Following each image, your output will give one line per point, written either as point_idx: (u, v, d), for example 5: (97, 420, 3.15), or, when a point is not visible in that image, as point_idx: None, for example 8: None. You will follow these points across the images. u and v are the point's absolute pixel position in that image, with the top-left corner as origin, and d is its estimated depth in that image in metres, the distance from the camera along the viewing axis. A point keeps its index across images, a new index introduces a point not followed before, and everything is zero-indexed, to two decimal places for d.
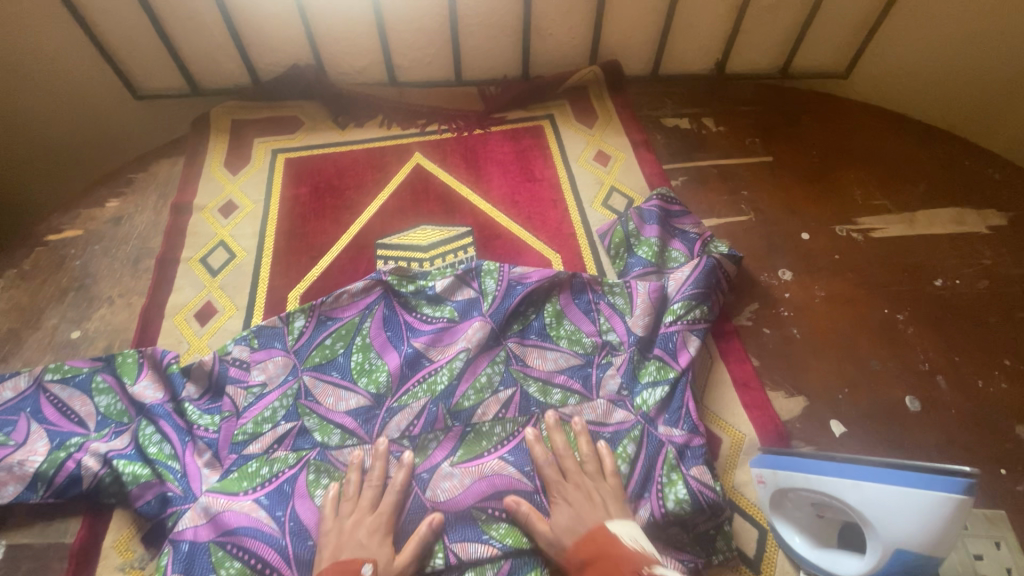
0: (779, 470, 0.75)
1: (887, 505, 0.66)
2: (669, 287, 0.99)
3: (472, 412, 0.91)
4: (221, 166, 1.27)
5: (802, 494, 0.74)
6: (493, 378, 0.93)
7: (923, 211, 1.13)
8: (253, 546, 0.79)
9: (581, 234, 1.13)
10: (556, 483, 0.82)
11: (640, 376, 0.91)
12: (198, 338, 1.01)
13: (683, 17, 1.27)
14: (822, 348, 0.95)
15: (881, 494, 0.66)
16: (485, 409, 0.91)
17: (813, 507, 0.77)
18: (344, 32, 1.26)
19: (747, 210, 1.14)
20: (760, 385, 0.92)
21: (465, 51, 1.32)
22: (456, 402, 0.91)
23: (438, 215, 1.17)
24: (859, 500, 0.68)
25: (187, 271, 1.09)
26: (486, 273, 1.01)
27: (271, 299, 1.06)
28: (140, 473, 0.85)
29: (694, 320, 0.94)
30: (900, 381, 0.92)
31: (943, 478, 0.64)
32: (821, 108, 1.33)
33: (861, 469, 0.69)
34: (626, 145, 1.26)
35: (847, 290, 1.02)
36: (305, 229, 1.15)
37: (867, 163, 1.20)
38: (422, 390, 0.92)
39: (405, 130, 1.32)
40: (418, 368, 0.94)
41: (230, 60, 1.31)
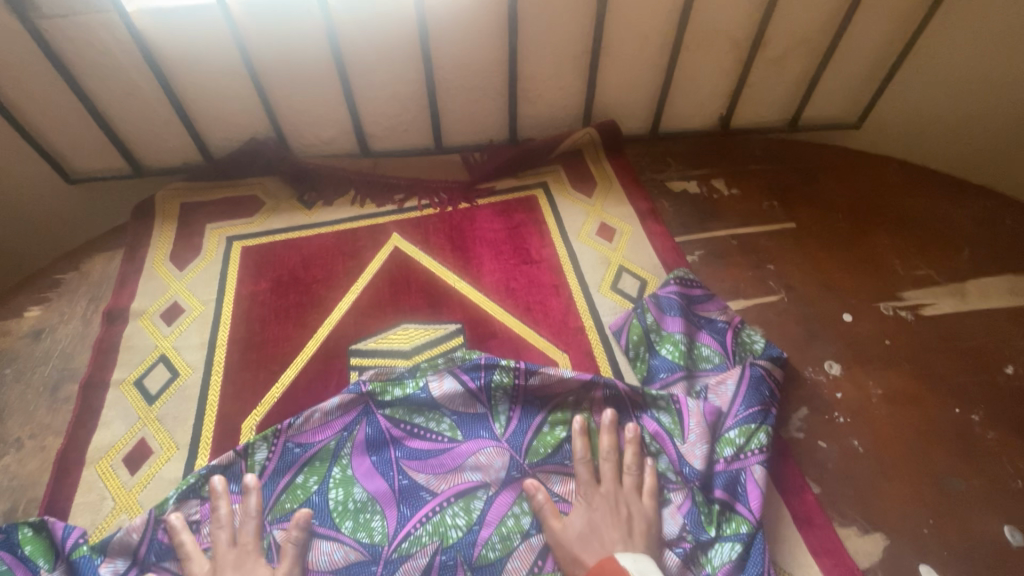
0: None
1: None
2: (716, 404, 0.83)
3: (500, 566, 0.73)
4: (165, 259, 1.09)
5: None
6: (522, 520, 0.77)
7: (974, 282, 0.99)
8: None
9: (591, 328, 0.96)
10: (586, 484, 0.75)
11: (706, 524, 0.74)
12: (128, 491, 0.82)
13: (685, 73, 1.15)
14: (891, 465, 0.79)
15: None
16: (516, 561, 0.74)
17: None
18: (308, 100, 1.12)
19: (776, 288, 1.00)
20: (826, 520, 0.75)
21: (445, 115, 1.18)
22: (479, 555, 0.74)
23: (421, 310, 0.99)
24: None
25: (118, 398, 0.90)
26: (498, 387, 0.85)
27: (221, 432, 0.87)
28: None
29: (756, 449, 0.78)
30: (991, 505, 0.76)
31: None
32: (840, 163, 1.21)
33: None
34: (632, 216, 1.12)
35: (909, 386, 0.87)
36: (264, 336, 0.97)
37: (899, 226, 1.08)
38: (426, 534, 0.75)
39: (381, 206, 1.16)
40: (417, 505, 0.77)
41: (177, 136, 1.15)
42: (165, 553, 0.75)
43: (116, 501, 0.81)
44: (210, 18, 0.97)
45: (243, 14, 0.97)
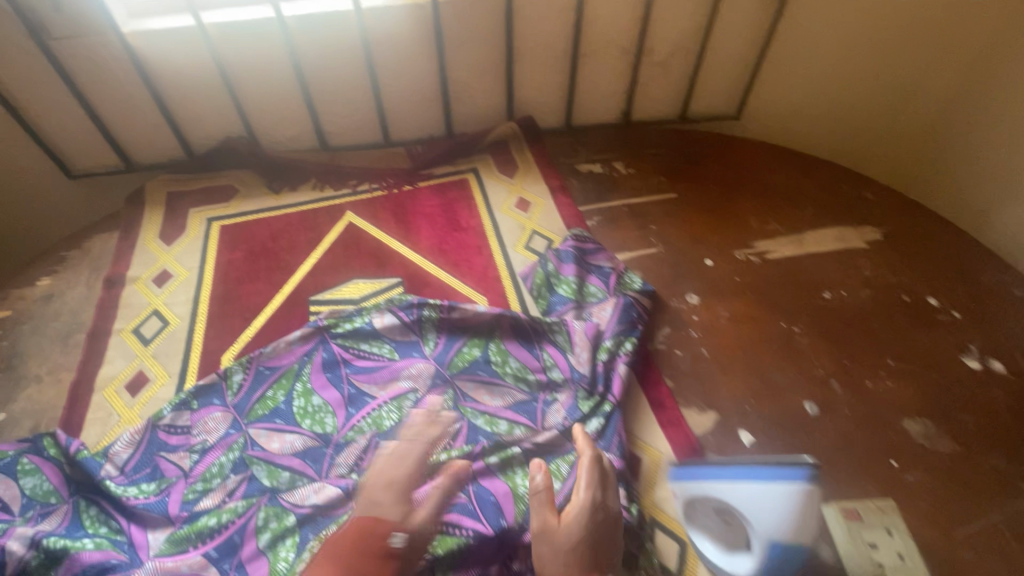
0: (684, 481, 0.83)
1: (755, 500, 0.74)
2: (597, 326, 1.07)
3: None
4: (155, 237, 1.30)
5: (703, 506, 0.81)
6: (441, 413, 0.97)
7: (811, 232, 1.25)
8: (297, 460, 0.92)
9: (506, 276, 1.19)
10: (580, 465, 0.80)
11: (579, 406, 0.96)
12: (129, 409, 1.02)
13: (586, 75, 1.41)
14: (728, 365, 1.03)
15: (749, 491, 0.75)
16: None
17: (721, 515, 0.79)
18: (274, 104, 1.35)
19: (656, 243, 1.25)
20: (675, 404, 0.98)
21: (391, 114, 1.42)
22: None
23: (369, 268, 1.22)
24: (739, 499, 0.76)
25: (118, 342, 1.11)
26: (427, 321, 1.08)
27: (204, 364, 1.08)
28: (75, 544, 0.82)
29: (625, 353, 1.01)
30: (798, 389, 1.00)
31: (788, 470, 0.75)
32: (718, 146, 1.47)
33: (735, 470, 0.78)
34: (545, 191, 1.36)
35: (749, 309, 1.11)
36: (239, 292, 1.19)
37: (759, 193, 1.34)
38: (367, 424, 0.96)
39: (338, 190, 1.39)
40: (362, 406, 0.99)
41: (164, 137, 1.37)
42: (158, 451, 0.94)
43: (120, 416, 1.01)
44: (190, 39, 1.20)
45: (218, 33, 1.20)
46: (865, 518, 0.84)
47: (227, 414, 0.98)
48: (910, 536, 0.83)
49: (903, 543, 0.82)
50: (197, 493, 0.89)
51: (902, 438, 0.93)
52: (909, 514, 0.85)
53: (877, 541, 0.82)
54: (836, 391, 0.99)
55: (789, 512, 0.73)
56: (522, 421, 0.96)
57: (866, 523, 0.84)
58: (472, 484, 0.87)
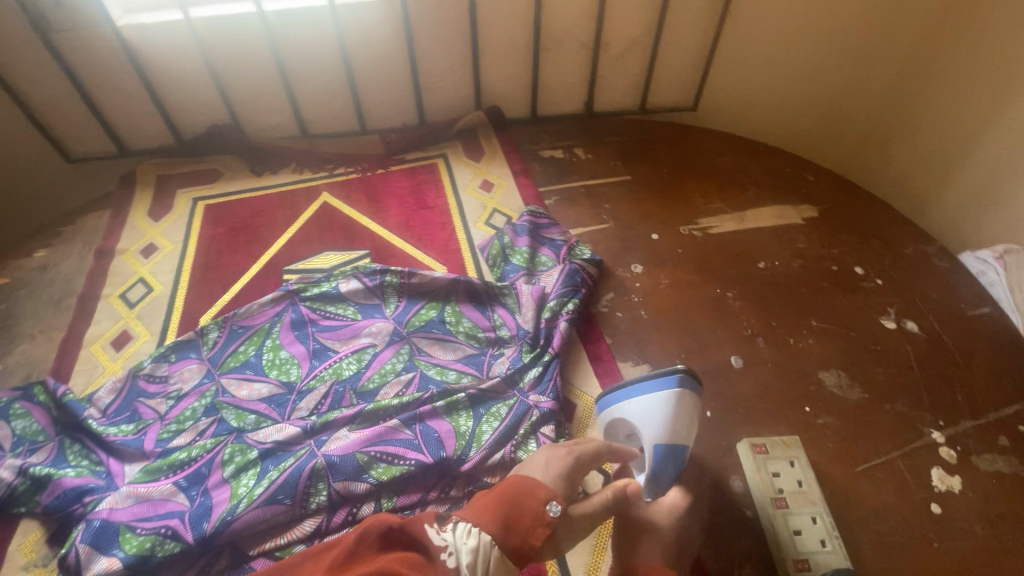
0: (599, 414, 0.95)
1: (640, 413, 0.86)
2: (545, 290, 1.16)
3: (376, 392, 1.03)
4: (144, 214, 1.40)
5: (614, 433, 0.92)
6: (396, 365, 1.06)
7: (752, 209, 1.34)
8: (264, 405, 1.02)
9: (465, 248, 1.29)
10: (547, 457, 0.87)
11: (523, 357, 1.05)
12: (114, 363, 1.11)
13: (548, 68, 1.52)
14: (664, 325, 1.12)
15: (635, 407, 0.87)
16: (388, 389, 1.03)
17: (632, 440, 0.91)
18: (257, 93, 1.45)
19: (607, 219, 1.34)
20: (612, 357, 1.07)
21: (366, 103, 1.52)
22: (362, 384, 1.04)
23: (340, 241, 1.32)
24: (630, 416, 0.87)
25: (106, 305, 1.20)
26: (389, 286, 1.17)
27: (184, 324, 1.17)
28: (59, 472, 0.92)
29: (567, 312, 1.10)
30: (726, 345, 1.08)
31: (662, 379, 0.85)
32: (673, 134, 1.57)
33: (625, 391, 0.89)
34: (508, 174, 1.46)
35: (688, 277, 1.20)
36: (219, 262, 1.28)
37: (706, 174, 1.43)
38: (328, 373, 1.05)
39: (315, 173, 1.49)
40: (325, 358, 1.08)
41: (155, 123, 1.48)
42: (138, 396, 1.04)
43: (105, 369, 1.10)
44: (179, 32, 1.31)
45: (205, 26, 1.31)
46: (771, 450, 0.93)
47: (202, 366, 1.08)
48: (810, 466, 0.92)
49: (803, 471, 0.91)
50: (171, 431, 0.99)
51: (816, 387, 1.03)
52: (813, 451, 0.95)
53: (780, 471, 0.91)
54: (761, 347, 1.08)
55: (664, 416, 0.84)
56: (470, 372, 1.05)
57: (772, 455, 0.93)
58: (418, 423, 0.97)
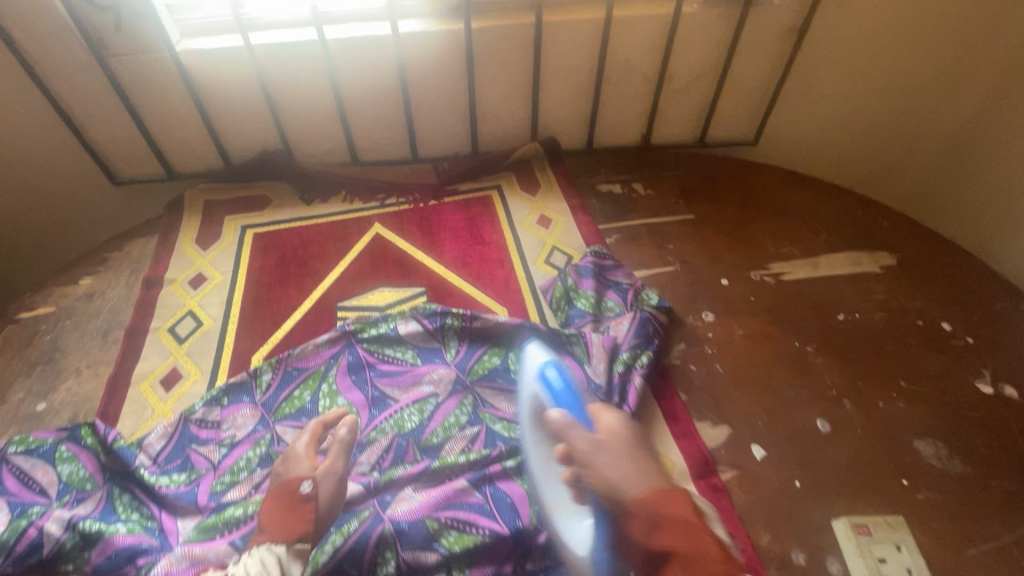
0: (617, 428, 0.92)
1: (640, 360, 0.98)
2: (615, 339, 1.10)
3: (441, 447, 0.98)
4: (192, 242, 1.36)
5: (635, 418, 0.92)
6: (460, 418, 1.01)
7: (826, 255, 1.27)
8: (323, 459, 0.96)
9: (525, 289, 1.23)
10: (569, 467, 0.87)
11: None
12: (163, 403, 1.06)
13: (608, 100, 1.47)
14: (742, 381, 1.05)
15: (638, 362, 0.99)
16: (453, 444, 0.98)
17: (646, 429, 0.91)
18: (310, 119, 1.42)
19: (673, 261, 1.28)
20: (688, 416, 1.00)
21: (419, 132, 1.48)
22: (426, 438, 0.98)
23: (394, 277, 1.27)
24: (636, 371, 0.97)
25: (154, 340, 1.16)
26: (450, 328, 1.11)
27: (234, 363, 1.12)
28: (109, 528, 0.86)
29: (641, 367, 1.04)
30: (812, 406, 1.01)
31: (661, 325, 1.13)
32: (735, 169, 1.50)
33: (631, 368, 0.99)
34: (566, 209, 1.41)
35: (764, 327, 1.14)
36: (270, 296, 1.24)
37: (774, 216, 1.37)
38: (390, 425, 1.00)
39: (366, 203, 1.45)
40: (384, 407, 1.03)
41: (205, 148, 1.44)
42: (189, 443, 1.00)
43: (154, 410, 1.05)
44: (237, 57, 1.28)
45: (263, 53, 1.27)
46: (876, 532, 0.87)
47: (254, 411, 1.03)
48: (920, 553, 0.85)
49: (911, 558, 0.85)
50: (225, 484, 0.95)
51: (912, 458, 0.95)
52: (916, 531, 0.88)
53: (886, 556, 0.85)
54: (850, 410, 1.00)
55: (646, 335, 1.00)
56: None
57: (876, 538, 0.87)
58: (487, 486, 0.92)
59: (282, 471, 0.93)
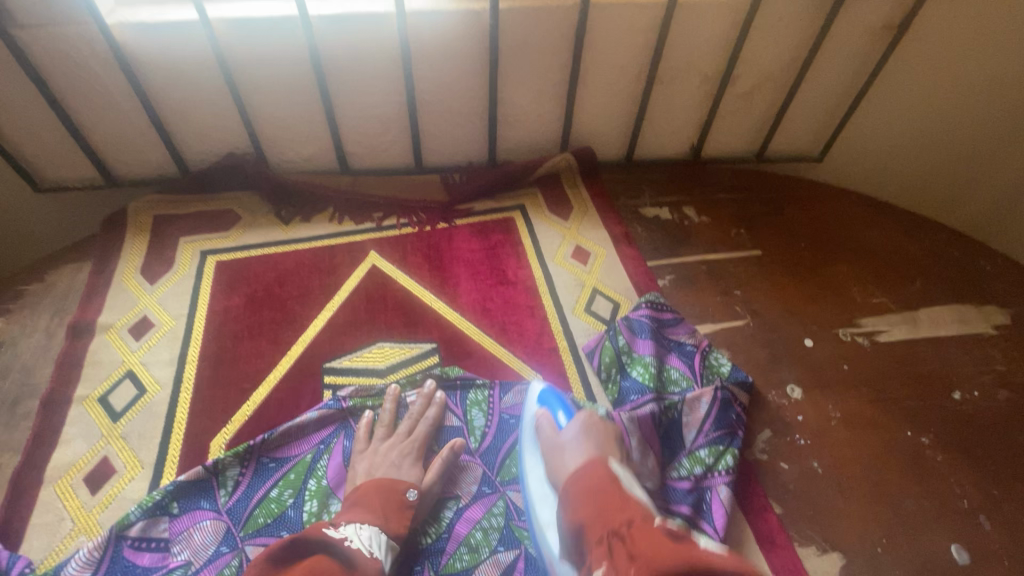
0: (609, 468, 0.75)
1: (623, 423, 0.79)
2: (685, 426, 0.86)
3: None
4: (136, 272, 1.07)
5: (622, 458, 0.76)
6: (490, 535, 0.77)
7: (926, 310, 1.05)
8: None
9: (564, 348, 0.99)
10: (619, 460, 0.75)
11: None
12: (89, 513, 0.79)
13: (659, 105, 1.20)
14: (848, 486, 0.84)
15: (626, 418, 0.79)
16: None
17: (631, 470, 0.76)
18: (288, 117, 1.12)
19: (742, 313, 1.05)
20: (788, 539, 0.78)
21: (426, 136, 1.20)
22: (446, 564, 0.75)
23: (398, 328, 1.01)
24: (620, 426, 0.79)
25: (80, 415, 0.88)
26: (474, 405, 0.89)
27: (189, 450, 0.85)
28: None
29: (725, 470, 0.81)
30: (940, 524, 0.80)
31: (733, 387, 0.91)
32: (803, 193, 1.26)
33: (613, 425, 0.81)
34: (607, 240, 1.16)
35: (864, 410, 0.92)
36: (237, 352, 0.96)
37: (856, 255, 1.15)
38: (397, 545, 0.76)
39: (359, 224, 1.17)
40: None
41: (153, 148, 1.14)
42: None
43: (75, 522, 0.78)
44: (191, 34, 0.97)
45: (225, 29, 0.97)
46: None
47: (217, 525, 0.77)
48: None
49: None
50: None
51: None
52: None
53: None
54: (987, 531, 0.80)
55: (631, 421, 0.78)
56: None
57: None
58: None
59: (362, 473, 0.79)
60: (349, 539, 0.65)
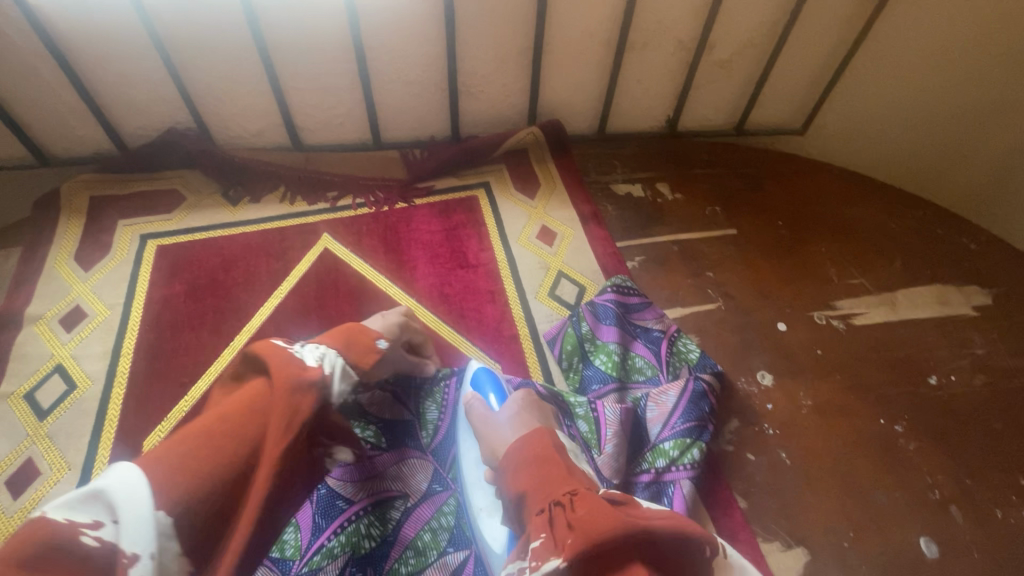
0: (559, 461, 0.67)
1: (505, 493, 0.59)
2: (650, 416, 0.81)
3: None
4: (69, 259, 1.00)
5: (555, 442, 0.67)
6: (440, 536, 0.73)
7: (904, 291, 1.01)
8: None
9: (525, 335, 0.94)
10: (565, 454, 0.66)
11: None
12: (9, 519, 0.74)
13: (630, 73, 1.12)
14: (817, 478, 0.80)
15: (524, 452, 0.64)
16: None
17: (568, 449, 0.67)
18: (230, 90, 1.04)
19: (714, 296, 0.99)
20: (750, 533, 0.75)
21: (383, 109, 1.12)
22: (391, 569, 0.70)
23: (349, 316, 0.95)
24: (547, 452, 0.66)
25: (3, 413, 0.82)
26: (428, 395, 0.83)
27: (121, 449, 0.80)
28: None
29: (692, 464, 0.76)
30: (909, 516, 0.78)
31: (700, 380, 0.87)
32: (782, 169, 1.21)
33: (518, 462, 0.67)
34: (575, 220, 1.10)
35: (837, 397, 0.88)
36: (176, 344, 0.90)
37: (835, 234, 1.10)
38: (339, 546, 0.70)
39: (312, 204, 1.10)
40: (332, 515, 0.73)
41: (86, 125, 1.05)
42: None
43: None
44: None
45: None
46: None
47: None
48: None
49: None
50: None
51: None
52: None
53: None
54: (960, 523, 0.77)
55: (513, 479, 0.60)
56: None
57: None
58: None
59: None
60: (295, 350, 0.57)
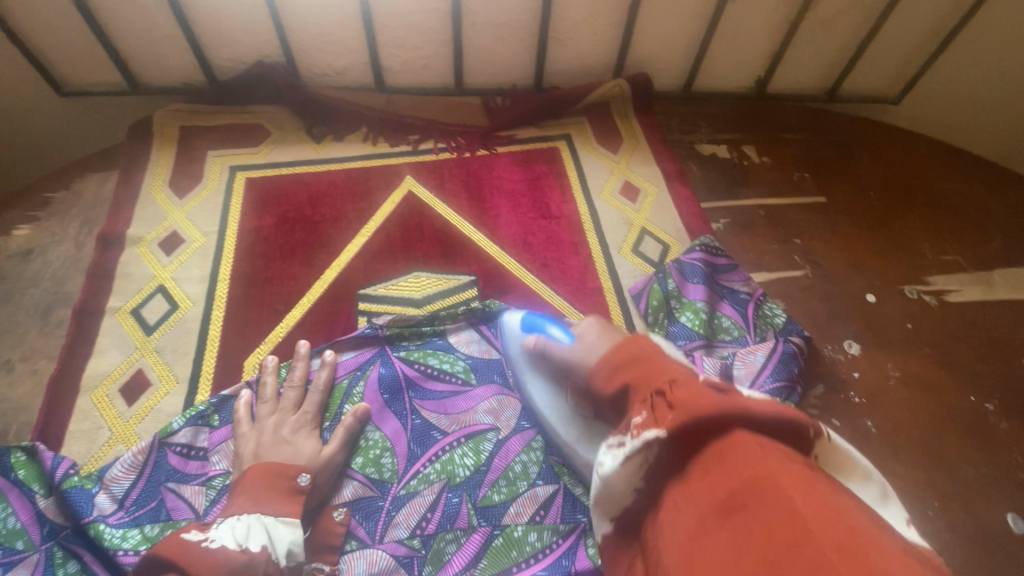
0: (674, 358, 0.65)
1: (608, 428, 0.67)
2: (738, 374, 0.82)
3: (503, 510, 0.73)
4: (163, 186, 1.02)
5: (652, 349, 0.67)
6: (529, 468, 0.76)
7: (1001, 271, 0.98)
8: (355, 527, 0.71)
9: (609, 289, 0.94)
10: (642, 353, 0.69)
11: None
12: (124, 423, 0.79)
13: (728, 27, 1.08)
14: (903, 448, 0.80)
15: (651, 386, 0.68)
16: (521, 507, 0.73)
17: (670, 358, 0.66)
18: (320, 25, 1.03)
19: (801, 263, 0.98)
20: None
21: (469, 53, 1.10)
22: (484, 496, 0.73)
23: (435, 259, 0.96)
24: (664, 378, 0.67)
25: (113, 326, 0.86)
26: None
27: (222, 368, 0.84)
28: None
29: None
30: (996, 492, 0.77)
31: None
32: (876, 138, 1.16)
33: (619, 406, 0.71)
34: (658, 176, 1.08)
35: (925, 371, 0.87)
36: (269, 273, 0.93)
37: (930, 208, 1.06)
38: (435, 472, 0.75)
39: (394, 146, 1.10)
40: (427, 444, 0.77)
41: (178, 54, 1.06)
42: (164, 479, 0.73)
43: (112, 431, 0.78)
44: None
45: None
46: None
47: None
48: None
49: None
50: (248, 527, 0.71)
51: None
52: None
53: None
54: None
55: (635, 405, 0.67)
56: None
57: None
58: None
59: (248, 455, 0.71)
60: (209, 540, 0.59)
